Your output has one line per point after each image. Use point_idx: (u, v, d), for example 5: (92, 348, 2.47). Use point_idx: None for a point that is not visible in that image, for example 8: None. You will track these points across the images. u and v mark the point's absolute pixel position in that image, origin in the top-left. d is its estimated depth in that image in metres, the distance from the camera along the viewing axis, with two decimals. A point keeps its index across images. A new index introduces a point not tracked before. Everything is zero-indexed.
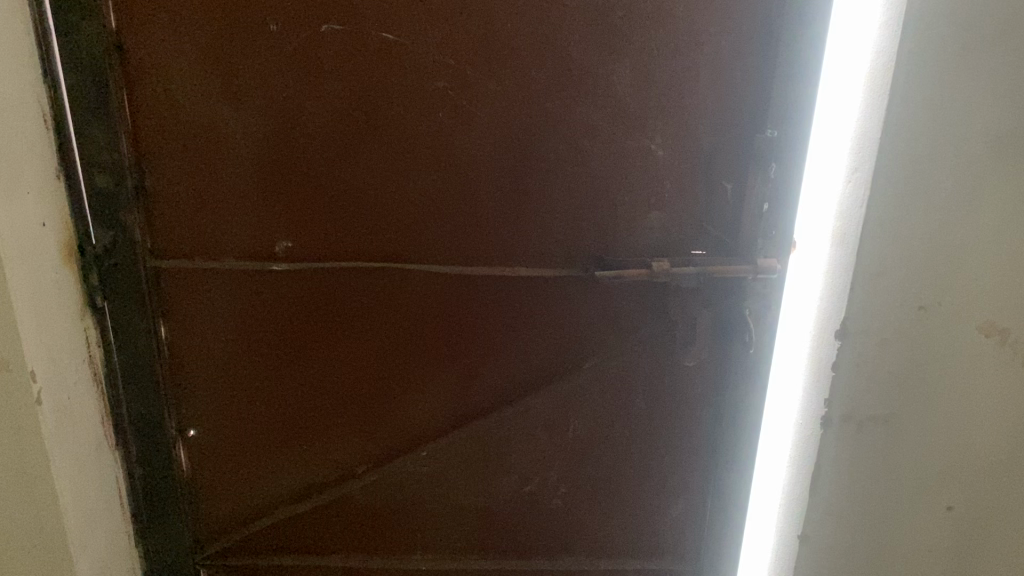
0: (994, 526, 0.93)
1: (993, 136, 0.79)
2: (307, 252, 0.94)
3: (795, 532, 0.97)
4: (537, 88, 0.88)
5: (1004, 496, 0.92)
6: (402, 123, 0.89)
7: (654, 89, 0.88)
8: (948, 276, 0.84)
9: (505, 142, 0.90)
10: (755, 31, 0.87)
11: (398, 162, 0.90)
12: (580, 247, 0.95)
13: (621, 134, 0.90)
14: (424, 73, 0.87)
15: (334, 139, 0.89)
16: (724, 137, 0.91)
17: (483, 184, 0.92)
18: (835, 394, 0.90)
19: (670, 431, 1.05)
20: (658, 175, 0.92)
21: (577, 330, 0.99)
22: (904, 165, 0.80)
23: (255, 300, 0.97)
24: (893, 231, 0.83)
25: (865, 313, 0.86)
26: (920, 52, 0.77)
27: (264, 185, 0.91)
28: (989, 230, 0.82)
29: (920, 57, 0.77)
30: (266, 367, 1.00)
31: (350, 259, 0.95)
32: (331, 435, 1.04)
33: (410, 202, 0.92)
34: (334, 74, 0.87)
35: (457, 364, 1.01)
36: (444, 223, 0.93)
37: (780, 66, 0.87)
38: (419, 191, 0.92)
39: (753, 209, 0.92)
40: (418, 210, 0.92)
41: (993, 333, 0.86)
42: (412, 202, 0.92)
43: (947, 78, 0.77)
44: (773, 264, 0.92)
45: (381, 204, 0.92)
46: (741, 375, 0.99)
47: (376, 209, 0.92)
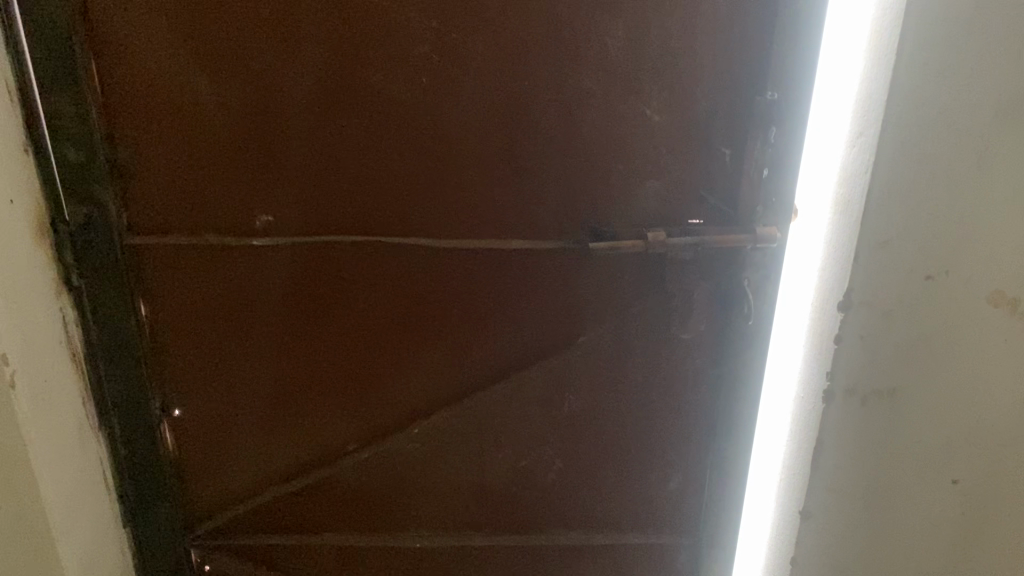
0: (998, 514, 0.90)
1: (1004, 95, 0.75)
2: (289, 226, 0.91)
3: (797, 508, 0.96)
4: (524, 52, 0.83)
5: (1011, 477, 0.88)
6: (386, 90, 0.85)
7: (648, 49, 0.83)
8: (955, 245, 0.81)
9: (493, 108, 0.85)
10: None
11: (381, 131, 0.86)
12: (573, 218, 0.90)
13: (614, 99, 0.85)
14: (406, 37, 0.82)
15: (314, 108, 0.85)
16: (722, 101, 0.86)
17: (471, 153, 0.87)
18: (837, 366, 0.88)
19: (669, 406, 1.01)
20: (654, 142, 0.87)
21: (572, 303, 0.95)
22: (909, 128, 0.77)
23: (238, 277, 0.93)
24: (897, 198, 0.80)
25: (868, 283, 0.84)
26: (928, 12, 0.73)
27: (244, 157, 0.87)
28: (999, 195, 0.78)
29: (928, 14, 0.73)
30: (253, 346, 0.97)
31: (335, 233, 0.91)
32: (321, 413, 1.02)
33: (396, 173, 0.88)
34: (313, 40, 0.83)
35: (448, 339, 0.98)
36: (433, 194, 0.89)
37: (781, 22, 0.81)
38: (403, 162, 0.88)
39: (752, 174, 0.86)
40: (404, 180, 0.89)
41: (1002, 303, 0.82)
42: (397, 173, 0.88)
43: (960, 37, 0.73)
44: (773, 232, 0.87)
45: (365, 175, 0.88)
46: (741, 348, 0.95)
47: (359, 181, 0.89)
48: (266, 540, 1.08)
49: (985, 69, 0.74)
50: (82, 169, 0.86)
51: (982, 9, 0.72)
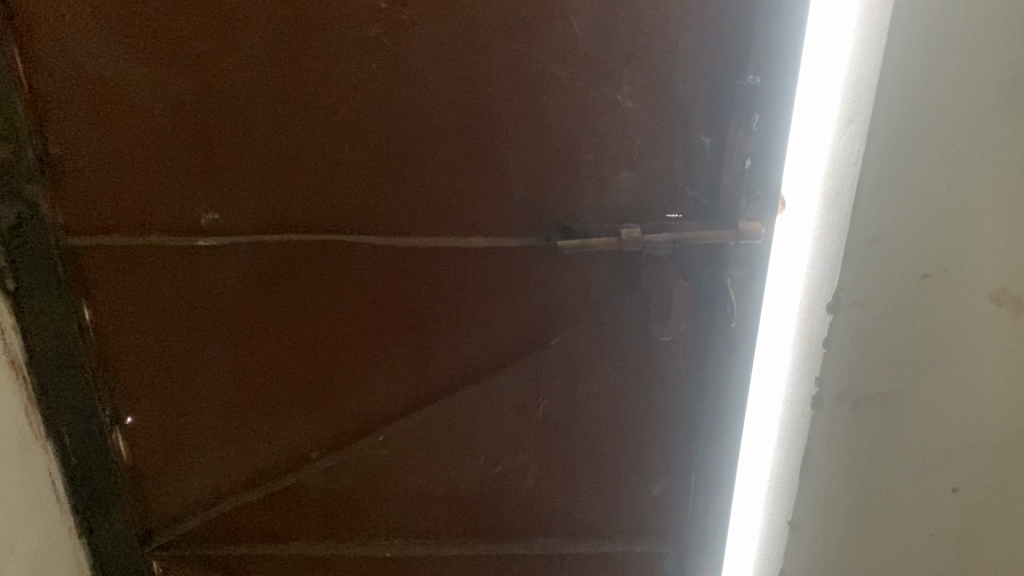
0: (999, 514, 0.88)
1: (1007, 79, 0.69)
2: (233, 225, 0.85)
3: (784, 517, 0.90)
4: (481, 33, 0.76)
5: (1015, 482, 0.86)
6: (333, 78, 0.78)
7: (618, 30, 0.76)
8: (953, 243, 0.76)
9: (451, 96, 0.79)
10: None
11: (330, 122, 0.80)
12: (541, 212, 0.83)
13: (582, 84, 0.78)
14: (353, 20, 0.76)
15: (256, 98, 0.79)
16: (700, 85, 0.78)
17: (429, 145, 0.81)
18: (827, 370, 0.82)
19: (649, 411, 0.95)
20: (626, 131, 0.80)
21: (544, 303, 0.88)
22: (903, 114, 0.70)
23: (185, 279, 0.88)
24: (889, 191, 0.73)
25: (858, 284, 0.78)
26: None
27: (184, 152, 0.81)
28: (998, 188, 0.73)
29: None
30: (205, 350, 0.92)
31: (283, 232, 0.85)
32: (280, 419, 0.96)
33: (349, 167, 0.82)
34: (255, 25, 0.76)
35: (413, 343, 0.91)
36: (388, 188, 0.83)
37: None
38: (355, 155, 0.81)
39: (734, 166, 0.79)
40: (357, 175, 0.82)
41: (1005, 302, 0.78)
42: (349, 168, 0.82)
43: (960, 10, 0.66)
44: (757, 228, 0.79)
45: (313, 170, 0.82)
46: (726, 350, 0.88)
47: (308, 177, 0.82)
48: (230, 549, 1.03)
49: (987, 45, 0.68)
50: (9, 165, 0.79)
51: None
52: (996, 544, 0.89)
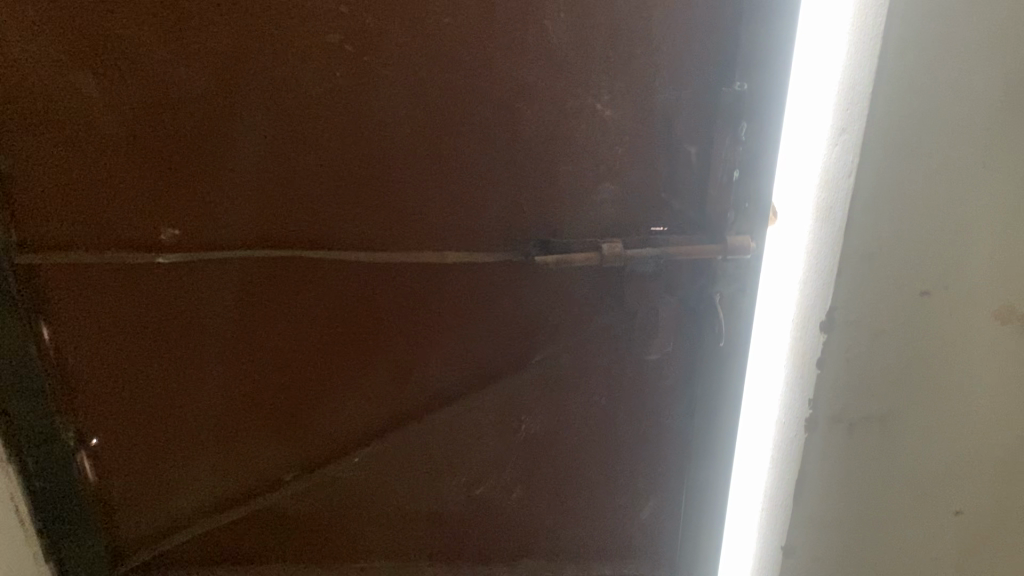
0: (999, 534, 0.84)
1: (1012, 87, 0.65)
2: (196, 241, 0.81)
3: (778, 543, 0.85)
4: (450, 39, 0.72)
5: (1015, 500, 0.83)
6: (295, 87, 0.74)
7: (596, 35, 0.71)
8: (955, 258, 0.71)
9: (420, 105, 0.74)
10: None
11: (293, 132, 0.76)
12: (518, 225, 0.79)
13: (559, 92, 0.73)
14: (316, 27, 0.71)
15: (215, 107, 0.74)
16: (685, 91, 0.74)
17: (400, 156, 0.76)
18: (820, 392, 0.77)
19: (637, 431, 0.91)
20: (607, 140, 0.75)
21: (524, 319, 0.84)
22: (901, 123, 0.65)
23: (148, 296, 0.83)
24: (884, 204, 0.68)
25: (853, 301, 0.73)
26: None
27: (143, 164, 0.77)
28: (1001, 201, 0.69)
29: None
30: (171, 369, 0.88)
31: (248, 248, 0.81)
32: (252, 440, 0.92)
33: (316, 180, 0.78)
34: (210, 30, 0.71)
35: (387, 362, 0.87)
36: (356, 202, 0.79)
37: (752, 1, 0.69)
38: (321, 167, 0.77)
39: (721, 177, 0.75)
40: (324, 188, 0.78)
41: (1010, 318, 0.74)
42: (315, 181, 0.78)
43: (960, 11, 0.62)
44: (746, 241, 0.75)
45: (276, 184, 0.78)
46: (715, 369, 0.84)
47: (272, 190, 0.78)
48: (202, 573, 0.99)
49: (989, 49, 0.63)
50: None
51: None
52: (993, 562, 0.86)
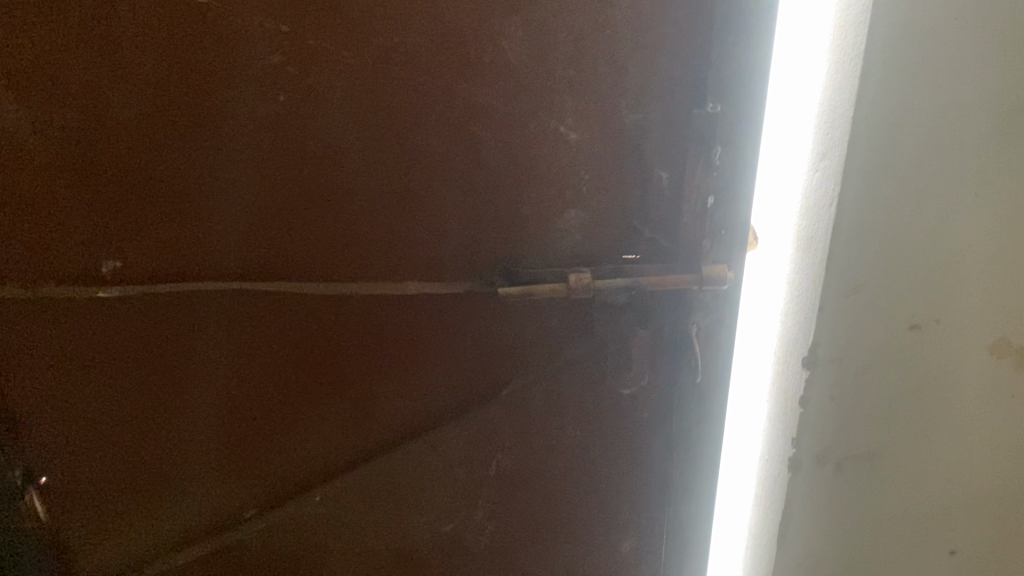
0: None
1: (1004, 110, 0.60)
2: (146, 273, 0.70)
3: None
4: (400, 61, 0.65)
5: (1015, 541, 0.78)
6: (245, 106, 0.65)
7: (557, 54, 0.66)
8: (947, 290, 0.66)
9: (369, 133, 0.68)
10: None
11: (251, 148, 0.67)
12: (479, 255, 0.73)
13: (519, 115, 0.68)
14: (253, 47, 0.63)
15: (168, 114, 0.65)
16: (655, 111, 0.69)
17: (350, 187, 0.70)
18: (803, 431, 0.72)
19: (614, 467, 0.85)
20: (572, 165, 0.70)
21: (489, 351, 0.78)
22: (882, 150, 0.61)
23: (104, 322, 0.72)
24: (867, 234, 0.64)
25: (837, 336, 0.68)
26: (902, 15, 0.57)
27: (86, 172, 0.65)
28: (996, 230, 0.64)
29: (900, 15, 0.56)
30: (128, 401, 0.76)
31: (207, 278, 0.71)
32: (216, 477, 0.82)
33: (273, 202, 0.69)
34: (161, 30, 0.62)
35: (353, 402, 0.80)
36: (313, 229, 0.71)
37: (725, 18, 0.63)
38: (277, 188, 0.69)
39: (695, 205, 0.70)
40: (279, 214, 0.70)
41: (1007, 353, 0.69)
42: (276, 200, 0.69)
43: (937, 36, 0.58)
44: (722, 272, 0.70)
45: (232, 207, 0.69)
46: (693, 404, 0.79)
47: (227, 215, 0.69)
48: None
49: (977, 66, 0.59)
50: None
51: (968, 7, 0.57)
52: None
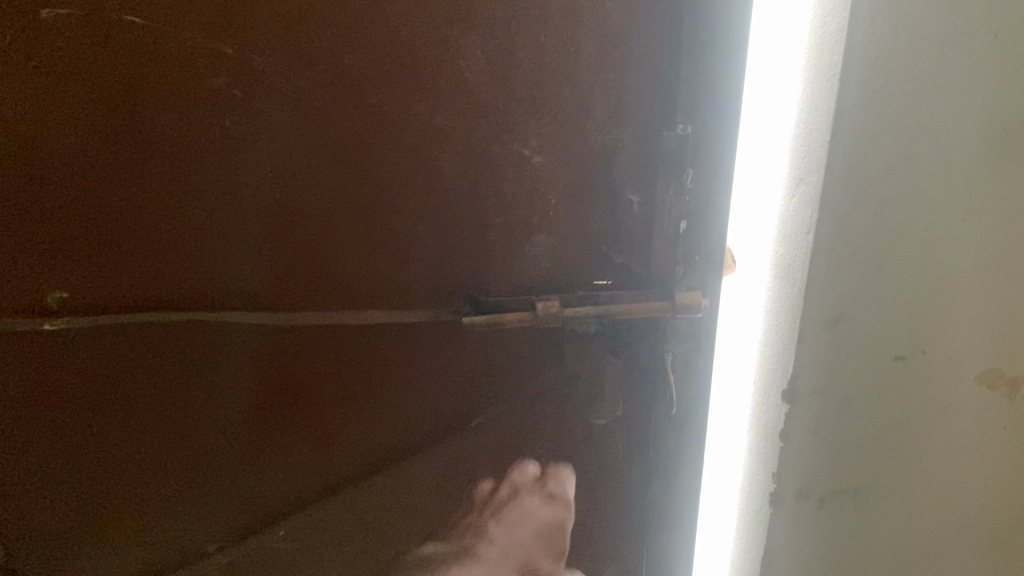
0: None
1: (991, 133, 0.57)
2: (74, 319, 0.60)
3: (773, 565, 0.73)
4: (349, 82, 0.61)
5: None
6: (196, 125, 0.60)
7: (519, 74, 0.62)
8: (934, 320, 0.63)
9: (322, 157, 0.63)
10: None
11: (208, 164, 0.61)
12: (442, 283, 0.69)
13: (480, 138, 0.64)
14: (198, 68, 0.58)
15: (112, 125, 0.58)
16: (625, 132, 0.65)
17: (296, 225, 0.64)
18: (784, 466, 0.68)
19: (589, 506, 0.80)
20: (537, 190, 0.66)
21: (458, 382, 0.73)
22: (863, 176, 0.58)
23: (51, 355, 0.61)
24: (848, 263, 0.60)
25: (818, 368, 0.64)
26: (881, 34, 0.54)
27: (16, 192, 0.57)
28: (987, 257, 0.61)
29: (878, 34, 0.53)
30: (45, 452, 0.63)
31: (159, 316, 0.63)
32: (168, 532, 0.69)
33: (230, 228, 0.63)
34: (101, 40, 0.55)
35: (329, 431, 0.71)
36: (259, 267, 0.65)
37: (693, 42, 0.61)
38: (237, 210, 0.63)
39: (666, 231, 0.68)
40: (236, 243, 0.63)
41: (998, 385, 0.66)
42: (236, 223, 0.63)
43: (918, 55, 0.55)
44: (696, 299, 0.68)
45: (171, 242, 0.62)
46: (670, 435, 0.76)
47: (164, 250, 0.62)
48: None
49: (967, 88, 0.56)
50: None
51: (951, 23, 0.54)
52: None
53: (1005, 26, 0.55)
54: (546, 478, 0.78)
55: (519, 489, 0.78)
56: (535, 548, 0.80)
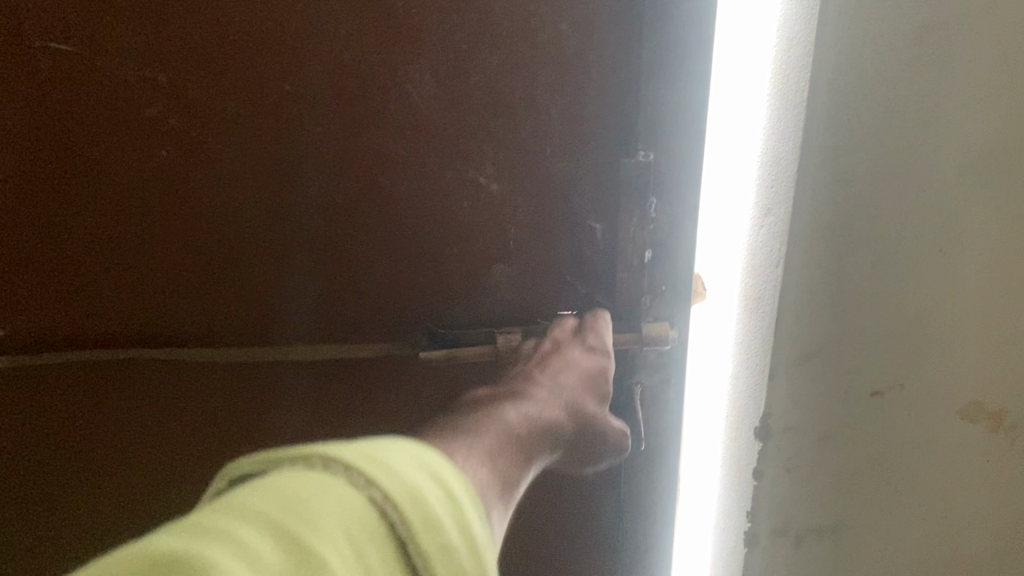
0: None
1: (972, 163, 0.54)
2: (52, 336, 0.62)
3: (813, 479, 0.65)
4: (292, 113, 0.58)
5: None
6: (137, 148, 0.58)
7: (472, 100, 0.59)
8: (913, 355, 0.60)
9: (268, 192, 0.60)
10: (616, 16, 0.57)
11: (150, 182, 0.59)
12: (398, 316, 0.65)
13: (432, 166, 0.61)
14: (135, 96, 0.56)
15: (49, 146, 0.57)
16: (586, 157, 0.61)
17: (268, 233, 0.61)
18: (758, 505, 0.65)
19: (562, 554, 0.74)
20: (495, 218, 0.63)
21: (419, 417, 0.69)
22: (835, 207, 0.55)
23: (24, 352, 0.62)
24: (821, 295, 0.58)
25: (793, 404, 0.62)
26: (846, 67, 0.52)
27: None
28: (969, 288, 0.58)
29: (839, 67, 0.52)
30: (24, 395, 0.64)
31: (115, 336, 0.63)
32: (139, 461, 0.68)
33: (178, 251, 0.61)
34: (28, 69, 0.55)
35: (326, 368, 0.67)
36: (232, 282, 0.63)
37: (658, 70, 0.57)
38: (184, 230, 0.61)
39: (631, 260, 0.64)
40: (184, 267, 0.62)
41: (985, 419, 0.63)
42: (183, 244, 0.61)
43: (885, 83, 0.52)
44: (665, 331, 0.64)
45: (141, 264, 0.61)
46: (643, 481, 0.70)
47: (134, 273, 0.61)
48: None
49: (941, 114, 0.53)
50: None
51: (920, 48, 0.52)
52: None
53: (982, 51, 0.52)
54: (585, 329, 0.63)
55: (560, 343, 0.62)
56: (583, 391, 0.59)
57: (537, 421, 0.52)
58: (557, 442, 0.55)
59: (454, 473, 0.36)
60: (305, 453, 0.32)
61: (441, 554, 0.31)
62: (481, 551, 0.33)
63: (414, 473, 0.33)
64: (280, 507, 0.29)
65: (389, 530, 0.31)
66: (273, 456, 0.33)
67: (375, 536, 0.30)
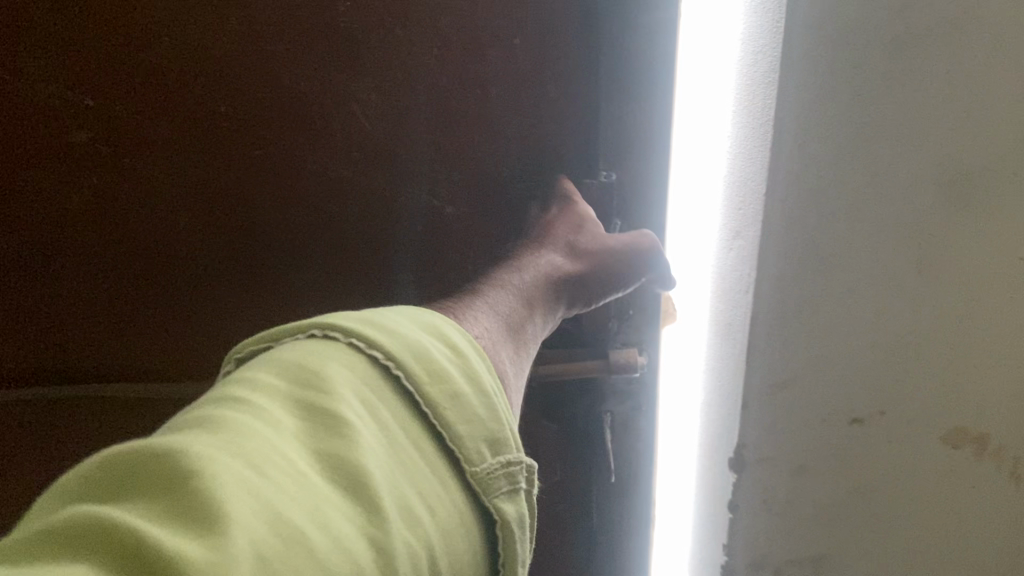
0: None
1: (949, 176, 0.51)
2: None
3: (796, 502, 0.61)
4: (228, 129, 0.53)
5: None
6: (69, 165, 0.53)
7: (422, 119, 0.55)
8: (893, 376, 0.58)
9: (209, 214, 0.56)
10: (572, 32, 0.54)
11: (88, 198, 0.54)
12: None
13: (378, 189, 0.57)
14: (60, 116, 0.52)
15: None
16: (545, 176, 0.58)
17: (217, 236, 0.56)
18: (734, 537, 0.62)
19: None
20: (449, 242, 0.59)
21: None
22: (807, 228, 0.52)
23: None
24: (795, 320, 0.55)
25: (767, 432, 0.58)
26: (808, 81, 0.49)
27: None
28: (947, 308, 0.55)
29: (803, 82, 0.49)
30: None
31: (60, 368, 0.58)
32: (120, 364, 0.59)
33: (120, 271, 0.56)
34: None
35: None
36: (184, 295, 0.58)
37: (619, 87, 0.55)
38: (126, 246, 0.56)
39: None
40: (126, 291, 0.57)
41: (965, 443, 0.59)
42: (123, 265, 0.56)
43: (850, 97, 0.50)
44: (634, 357, 0.60)
45: (82, 287, 0.56)
46: (616, 512, 0.67)
47: (74, 296, 0.57)
48: None
49: (915, 125, 0.51)
50: None
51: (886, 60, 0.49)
52: None
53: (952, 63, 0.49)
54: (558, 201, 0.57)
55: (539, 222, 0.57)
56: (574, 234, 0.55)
57: (536, 275, 0.52)
58: (563, 291, 0.53)
59: (458, 329, 0.35)
60: (308, 324, 0.32)
61: (449, 398, 0.31)
62: (491, 397, 0.32)
63: (414, 331, 0.33)
64: (288, 369, 0.29)
65: (395, 382, 0.30)
66: (275, 333, 0.32)
67: (384, 389, 0.30)
